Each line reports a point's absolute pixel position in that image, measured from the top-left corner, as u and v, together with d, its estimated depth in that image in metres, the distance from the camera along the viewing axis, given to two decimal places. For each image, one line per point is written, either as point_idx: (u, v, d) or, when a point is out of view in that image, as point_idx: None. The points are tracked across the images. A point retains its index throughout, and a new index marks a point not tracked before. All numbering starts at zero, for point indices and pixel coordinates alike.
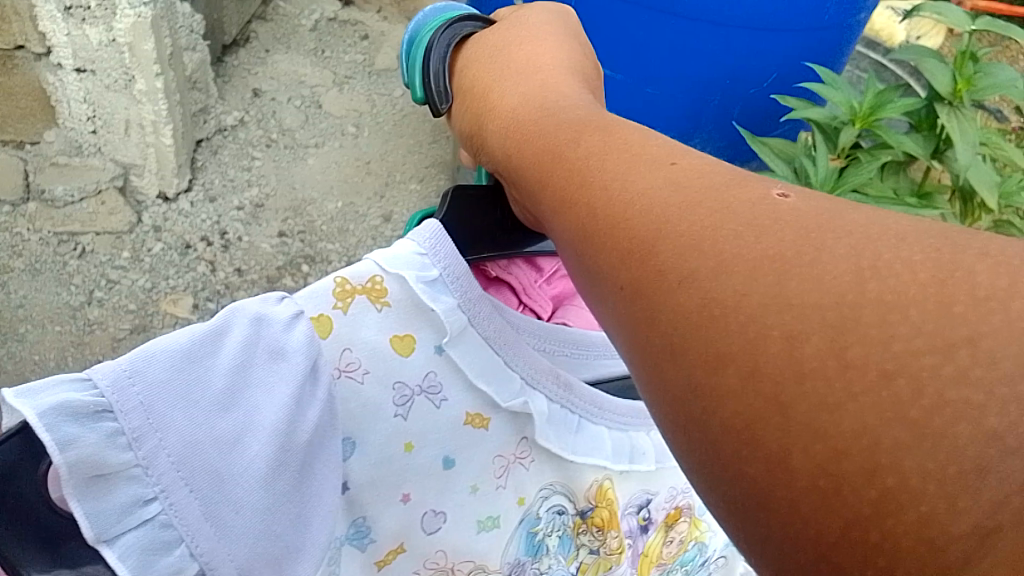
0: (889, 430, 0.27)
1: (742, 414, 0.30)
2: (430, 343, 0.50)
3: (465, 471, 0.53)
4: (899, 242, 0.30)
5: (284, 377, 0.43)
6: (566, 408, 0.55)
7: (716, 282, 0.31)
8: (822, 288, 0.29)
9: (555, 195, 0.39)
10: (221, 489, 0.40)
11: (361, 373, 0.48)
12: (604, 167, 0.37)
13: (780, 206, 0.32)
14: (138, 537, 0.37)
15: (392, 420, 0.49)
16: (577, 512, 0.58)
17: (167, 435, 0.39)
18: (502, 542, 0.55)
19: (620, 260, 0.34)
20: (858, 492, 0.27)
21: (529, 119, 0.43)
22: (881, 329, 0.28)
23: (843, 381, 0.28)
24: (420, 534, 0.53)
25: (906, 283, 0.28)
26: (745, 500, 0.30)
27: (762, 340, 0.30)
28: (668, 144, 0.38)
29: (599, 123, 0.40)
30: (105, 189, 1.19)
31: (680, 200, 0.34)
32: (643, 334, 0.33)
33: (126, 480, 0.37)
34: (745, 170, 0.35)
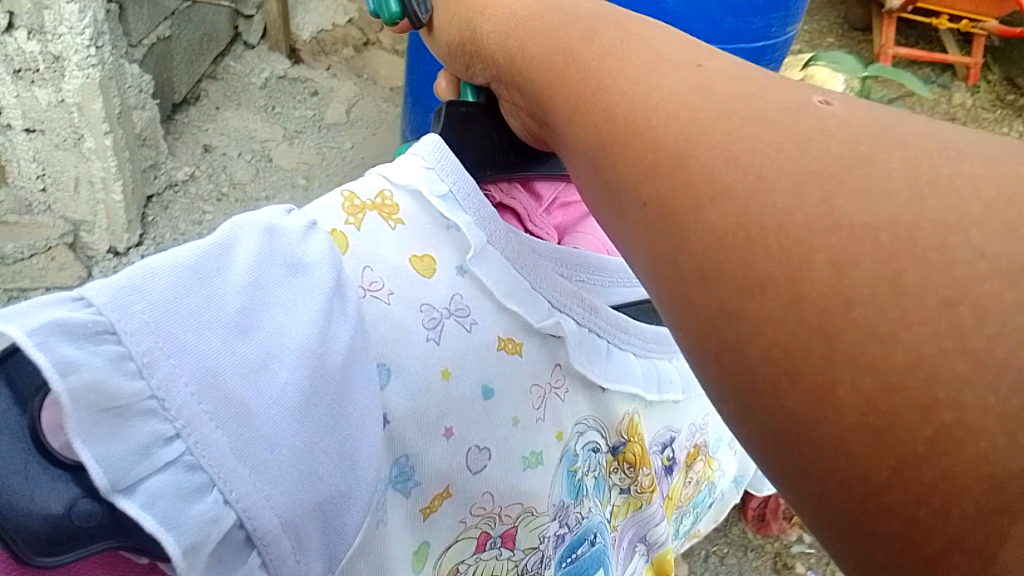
0: (946, 361, 0.25)
1: (781, 343, 0.27)
2: (452, 264, 0.46)
3: (504, 401, 0.45)
4: (961, 155, 0.27)
5: (307, 294, 0.38)
6: (594, 332, 0.51)
7: (757, 199, 0.28)
8: (876, 207, 0.26)
9: (567, 99, 0.35)
10: (253, 424, 0.33)
11: (386, 294, 0.43)
12: (623, 69, 0.34)
13: (825, 114, 0.29)
14: (162, 483, 0.30)
15: (424, 344, 0.43)
16: (610, 449, 0.53)
17: (179, 363, 0.32)
18: (548, 481, 0.47)
19: (646, 174, 0.31)
20: (912, 428, 0.25)
21: (530, 15, 0.40)
22: (943, 252, 0.25)
23: (898, 309, 0.25)
24: (467, 475, 0.44)
25: (970, 202, 0.26)
26: (786, 437, 0.28)
27: (807, 263, 0.27)
28: (692, 43, 0.35)
29: (613, 20, 0.37)
30: (55, 245, 1.13)
31: (710, 107, 0.31)
32: (668, 256, 0.30)
33: (142, 414, 0.31)
34: (780, 74, 0.33)
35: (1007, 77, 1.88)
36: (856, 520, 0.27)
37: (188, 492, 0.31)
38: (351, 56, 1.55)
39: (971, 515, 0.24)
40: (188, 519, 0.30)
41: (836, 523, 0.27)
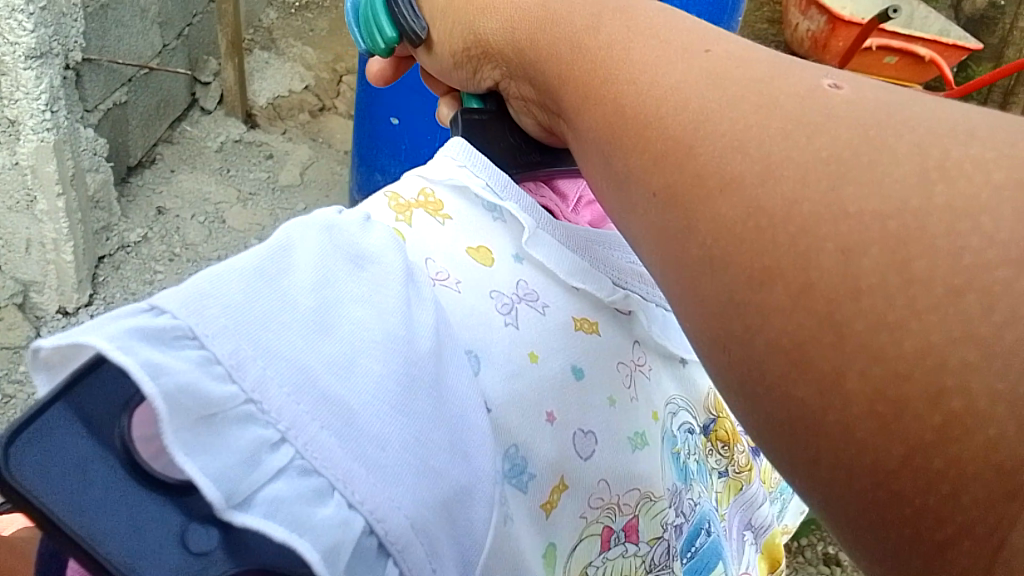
0: (956, 349, 0.25)
1: (790, 331, 0.27)
2: (508, 252, 0.47)
3: (599, 382, 0.46)
4: (970, 138, 0.27)
5: (384, 285, 0.37)
6: (667, 307, 0.52)
7: (764, 189, 0.28)
8: (885, 193, 0.27)
9: (576, 88, 0.36)
10: (358, 418, 0.32)
11: (454, 283, 0.43)
12: (629, 58, 0.34)
13: (833, 98, 0.29)
14: (278, 490, 0.29)
15: (504, 329, 0.43)
16: (701, 429, 0.54)
17: (265, 363, 0.31)
18: (659, 463, 0.48)
19: (651, 164, 0.31)
20: (920, 417, 0.25)
21: (531, 9, 0.41)
22: (950, 240, 0.26)
23: (906, 296, 0.26)
24: (579, 462, 0.44)
25: (979, 187, 0.26)
26: (793, 424, 0.28)
27: (814, 252, 0.27)
28: (698, 26, 0.35)
29: (616, 6, 0.37)
30: (5, 306, 1.12)
31: (717, 95, 0.31)
32: (674, 248, 0.30)
33: (239, 420, 0.30)
34: (788, 55, 0.33)
35: None
36: (866, 506, 0.27)
37: (310, 496, 0.30)
38: (306, 120, 1.59)
39: (981, 500, 0.25)
40: (314, 523, 0.29)
41: (844, 507, 0.28)
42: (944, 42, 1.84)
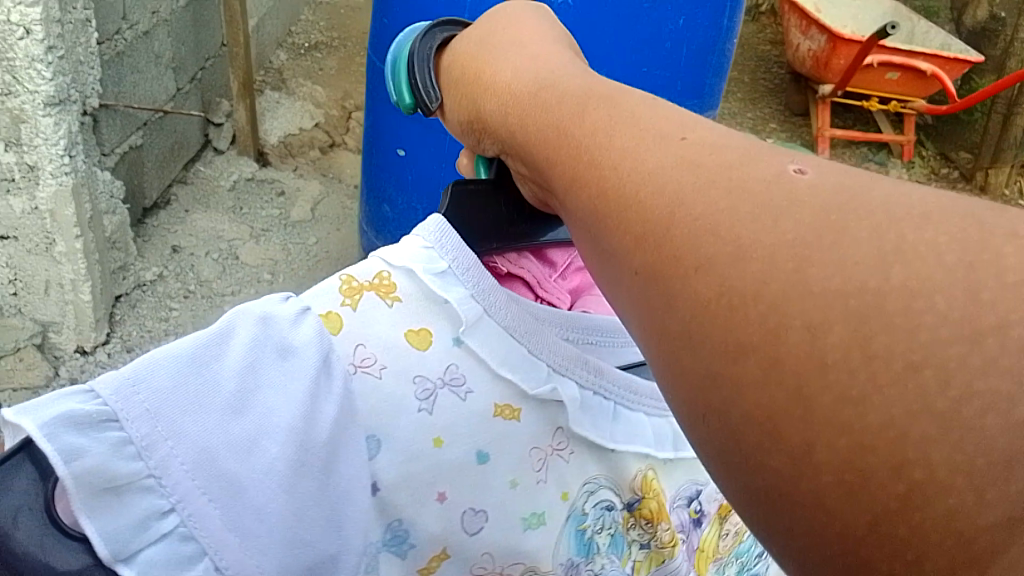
0: (917, 422, 0.26)
1: (765, 405, 0.29)
2: (449, 336, 0.51)
3: (501, 465, 0.51)
4: (924, 220, 0.29)
5: (300, 378, 0.44)
6: (599, 394, 0.56)
7: (735, 269, 0.30)
8: (847, 273, 0.29)
9: (564, 173, 0.38)
10: (240, 497, 0.40)
11: (378, 368, 0.48)
12: (611, 144, 0.36)
13: (798, 183, 0.32)
14: (156, 552, 0.38)
15: (415, 414, 0.49)
16: (625, 506, 0.56)
17: (174, 445, 0.39)
18: (553, 538, 0.53)
19: (636, 245, 0.33)
20: (885, 487, 0.27)
21: (526, 93, 0.44)
22: (907, 318, 0.27)
23: (869, 371, 0.27)
24: (465, 536, 0.50)
25: (932, 268, 0.28)
26: (769, 493, 0.29)
27: (782, 330, 0.29)
28: (676, 114, 0.37)
29: (602, 97, 0.39)
30: (23, 346, 1.14)
31: (694, 178, 0.33)
32: (658, 322, 0.32)
33: (140, 490, 0.38)
34: (761, 144, 0.35)
35: (941, 152, 2.43)
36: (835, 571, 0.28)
37: (181, 559, 0.39)
38: (317, 157, 1.63)
39: (945, 568, 0.26)
40: None
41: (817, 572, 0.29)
42: (945, 55, 2.04)
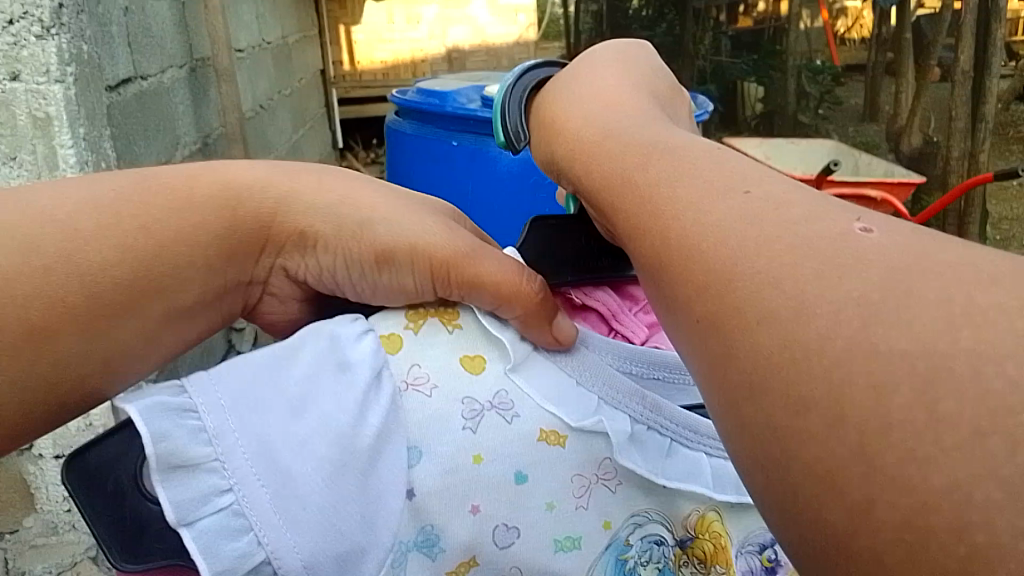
0: (981, 486, 0.27)
1: (824, 460, 0.29)
2: (500, 366, 0.58)
3: (538, 487, 0.55)
4: (992, 285, 0.30)
5: (359, 393, 0.52)
6: (654, 430, 0.60)
7: (798, 322, 0.31)
8: (911, 337, 0.29)
9: (628, 220, 0.40)
10: (293, 487, 0.47)
11: (429, 387, 0.56)
12: (676, 196, 0.38)
13: (865, 243, 0.33)
14: (212, 522, 0.45)
15: (460, 431, 0.54)
16: (677, 543, 0.59)
17: (240, 435, 0.47)
18: (587, 563, 0.56)
19: (695, 295, 0.35)
20: (946, 548, 0.27)
21: (595, 139, 0.46)
22: (974, 381, 0.28)
23: (933, 433, 0.28)
24: (494, 548, 0.54)
25: (1000, 333, 0.28)
26: (825, 546, 0.30)
27: (847, 385, 0.30)
28: (739, 168, 0.39)
29: (665, 150, 0.42)
30: (82, 559, 1.12)
31: (757, 234, 0.34)
32: (719, 371, 0.33)
33: (207, 470, 0.46)
34: (828, 199, 0.36)
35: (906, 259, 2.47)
36: None
37: (231, 531, 0.46)
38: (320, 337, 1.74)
39: None
40: (224, 550, 0.45)
41: None
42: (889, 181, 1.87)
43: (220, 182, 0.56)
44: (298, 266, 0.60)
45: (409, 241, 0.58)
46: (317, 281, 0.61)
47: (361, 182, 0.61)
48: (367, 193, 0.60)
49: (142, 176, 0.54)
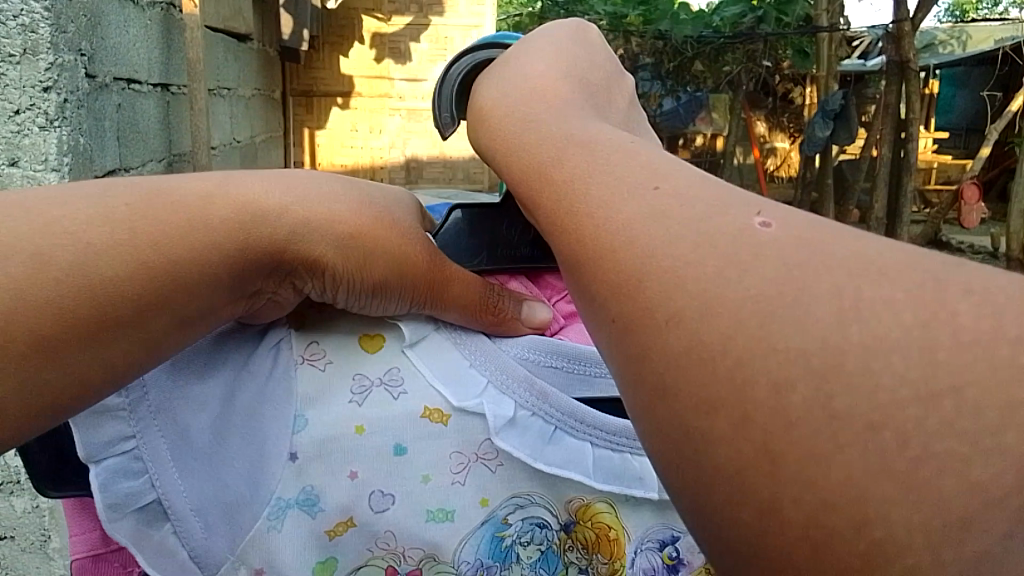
0: (877, 482, 0.28)
1: (731, 463, 0.30)
2: (396, 348, 0.63)
3: (417, 459, 0.60)
4: (881, 276, 0.31)
5: (258, 375, 0.60)
6: (540, 417, 0.63)
7: (705, 323, 0.32)
8: (805, 334, 0.30)
9: (549, 212, 0.41)
10: (186, 444, 0.57)
11: (324, 362, 0.61)
12: (589, 192, 0.39)
13: (761, 237, 0.33)
14: (117, 463, 0.56)
15: (347, 404, 0.60)
16: (560, 526, 0.62)
17: (150, 395, 0.57)
18: (459, 537, 0.61)
19: (611, 295, 0.35)
20: (847, 544, 0.28)
21: (516, 133, 0.47)
22: (866, 377, 0.29)
23: (831, 430, 0.28)
24: (371, 513, 0.59)
25: (889, 326, 0.29)
26: (738, 544, 0.31)
27: (750, 386, 0.30)
28: (650, 165, 0.40)
29: (580, 145, 0.43)
30: None
31: (662, 231, 0.35)
32: (635, 370, 0.34)
33: (115, 419, 0.56)
34: (732, 193, 0.37)
35: None
36: None
37: (130, 473, 0.56)
38: None
39: None
40: (121, 487, 0.55)
41: None
42: None
43: (235, 201, 0.53)
44: (307, 282, 0.58)
45: (405, 273, 0.59)
46: (321, 296, 0.59)
47: (351, 191, 0.59)
48: (367, 214, 0.58)
49: (157, 189, 0.52)
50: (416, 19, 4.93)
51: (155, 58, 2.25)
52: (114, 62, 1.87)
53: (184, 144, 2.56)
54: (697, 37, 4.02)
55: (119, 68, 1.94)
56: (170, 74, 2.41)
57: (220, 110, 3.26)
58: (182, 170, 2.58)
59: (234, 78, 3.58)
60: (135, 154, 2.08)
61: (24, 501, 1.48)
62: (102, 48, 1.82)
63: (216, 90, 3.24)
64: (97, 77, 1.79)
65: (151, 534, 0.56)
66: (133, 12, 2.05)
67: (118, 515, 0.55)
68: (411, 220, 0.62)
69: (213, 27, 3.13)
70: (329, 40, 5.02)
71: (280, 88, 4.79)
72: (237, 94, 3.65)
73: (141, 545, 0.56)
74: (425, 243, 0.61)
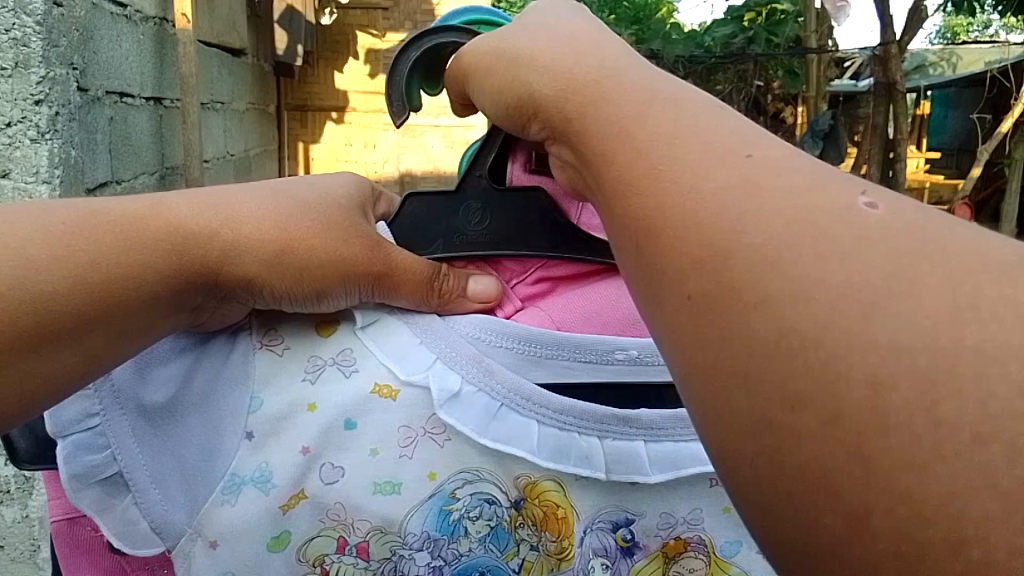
0: (979, 499, 0.29)
1: (819, 460, 0.32)
2: (351, 333, 0.70)
3: (365, 435, 0.67)
4: (1000, 276, 0.32)
5: (214, 359, 0.70)
6: (489, 394, 0.69)
7: (792, 309, 0.33)
8: (913, 331, 0.31)
9: (621, 171, 0.41)
10: (146, 423, 0.66)
11: (282, 347, 0.70)
12: (675, 153, 0.39)
13: (868, 218, 0.34)
14: (84, 439, 0.64)
15: (302, 382, 0.68)
16: (511, 504, 0.68)
17: (114, 378, 0.65)
18: (406, 508, 0.67)
19: (692, 273, 0.36)
20: (944, 562, 0.29)
21: (583, 86, 0.47)
22: (976, 385, 0.30)
23: (934, 439, 0.30)
24: (321, 485, 0.67)
25: (1007, 331, 0.30)
26: (817, 541, 0.33)
27: (843, 382, 0.32)
28: (737, 131, 0.40)
29: (661, 102, 0.43)
30: None
31: (757, 207, 0.36)
32: (710, 355, 0.36)
33: (83, 401, 0.64)
34: (824, 168, 0.38)
35: None
36: None
37: (96, 449, 0.64)
38: None
39: None
40: (87, 460, 0.63)
41: None
42: None
43: (166, 223, 0.59)
44: (249, 295, 0.65)
45: (344, 279, 0.66)
46: (269, 305, 0.66)
47: (285, 198, 0.66)
48: (299, 226, 0.64)
49: (92, 209, 0.58)
50: (411, 35, 4.94)
51: (148, 72, 2.25)
52: (106, 76, 1.87)
53: (177, 158, 2.55)
54: (689, 58, 4.03)
55: (112, 82, 1.94)
56: (163, 88, 2.40)
57: (213, 125, 3.26)
58: (175, 185, 2.57)
59: (227, 94, 3.57)
60: (128, 168, 2.07)
61: (14, 510, 1.46)
62: (96, 63, 1.82)
63: (210, 104, 3.22)
64: (91, 92, 1.78)
65: (114, 504, 0.64)
66: (125, 26, 2.05)
67: (82, 485, 0.63)
68: (353, 215, 0.68)
69: (208, 43, 3.13)
70: (324, 57, 5.06)
71: (274, 103, 4.80)
72: (231, 109, 3.64)
73: (105, 515, 0.64)
74: (371, 238, 0.67)
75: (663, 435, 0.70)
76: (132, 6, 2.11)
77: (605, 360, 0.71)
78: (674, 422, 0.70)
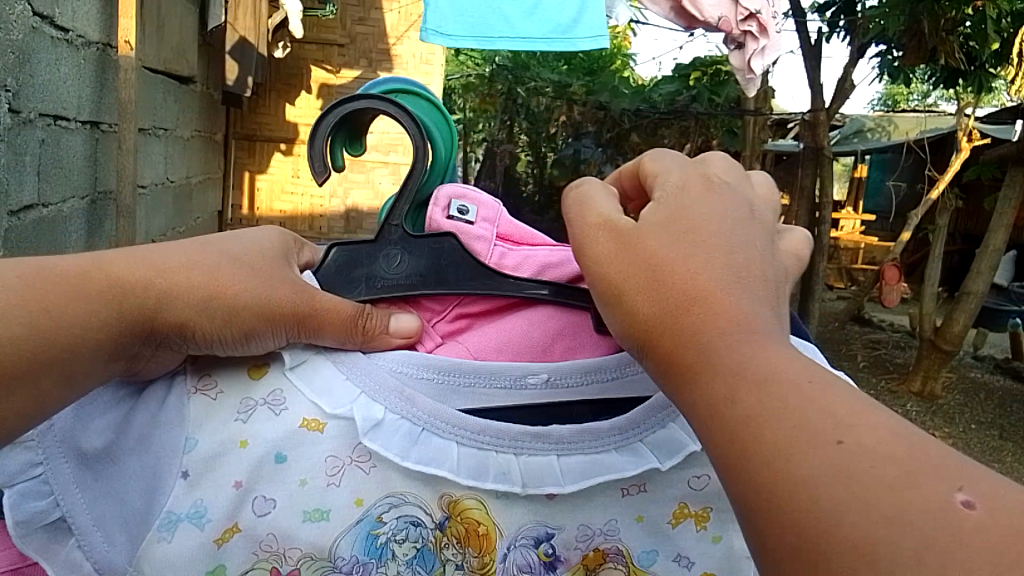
0: None
1: None
2: (279, 371, 0.76)
3: (295, 466, 0.73)
4: None
5: (151, 403, 0.72)
6: (410, 421, 0.74)
7: None
8: None
9: (725, 438, 0.49)
10: (87, 469, 0.67)
11: (214, 391, 0.74)
12: (775, 440, 0.47)
13: (966, 521, 0.41)
14: (25, 486, 0.64)
15: (234, 422, 0.73)
16: (435, 525, 0.74)
17: (56, 424, 0.66)
18: (333, 532, 0.73)
19: (794, 560, 0.44)
20: None
21: (695, 353, 0.53)
22: None
23: None
24: (255, 517, 0.72)
25: None
26: None
27: None
28: (838, 415, 0.47)
29: (755, 384, 0.50)
30: None
31: (845, 497, 0.44)
32: None
33: (25, 448, 0.65)
34: (924, 457, 0.45)
35: None
36: None
37: (39, 495, 0.65)
38: None
39: None
40: (29, 506, 0.64)
41: None
42: None
43: (109, 278, 0.62)
44: (181, 341, 0.69)
45: (273, 321, 0.71)
46: (201, 349, 0.70)
47: (212, 252, 0.69)
48: (228, 271, 0.68)
49: (37, 263, 0.60)
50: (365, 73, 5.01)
51: (85, 96, 2.27)
52: (40, 99, 1.89)
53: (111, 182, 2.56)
54: (635, 110, 4.29)
55: (45, 105, 1.95)
56: (99, 113, 2.42)
57: (154, 151, 3.27)
58: (105, 212, 2.58)
59: (172, 123, 3.57)
60: (57, 192, 2.08)
61: None
62: (29, 86, 1.83)
63: (151, 130, 3.23)
64: (21, 113, 1.79)
65: (58, 549, 0.65)
66: (65, 49, 2.07)
67: (25, 531, 0.64)
68: (279, 262, 0.72)
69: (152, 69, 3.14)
70: (276, 88, 5.08)
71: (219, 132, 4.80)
72: (174, 136, 3.64)
73: (48, 559, 0.64)
74: (294, 282, 0.72)
75: (576, 449, 0.74)
76: (72, 30, 2.12)
77: (520, 384, 0.77)
78: (582, 435, 0.74)
